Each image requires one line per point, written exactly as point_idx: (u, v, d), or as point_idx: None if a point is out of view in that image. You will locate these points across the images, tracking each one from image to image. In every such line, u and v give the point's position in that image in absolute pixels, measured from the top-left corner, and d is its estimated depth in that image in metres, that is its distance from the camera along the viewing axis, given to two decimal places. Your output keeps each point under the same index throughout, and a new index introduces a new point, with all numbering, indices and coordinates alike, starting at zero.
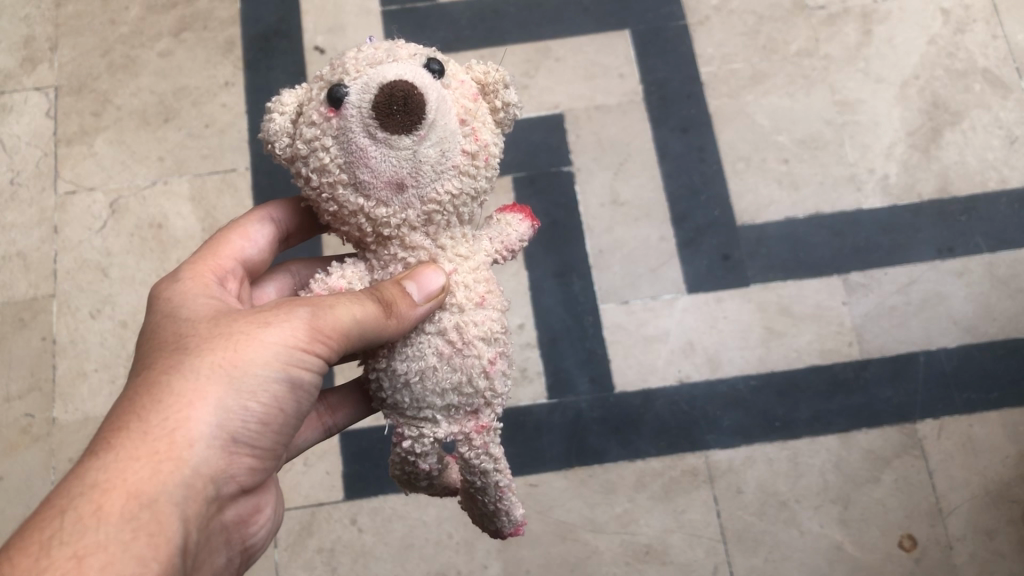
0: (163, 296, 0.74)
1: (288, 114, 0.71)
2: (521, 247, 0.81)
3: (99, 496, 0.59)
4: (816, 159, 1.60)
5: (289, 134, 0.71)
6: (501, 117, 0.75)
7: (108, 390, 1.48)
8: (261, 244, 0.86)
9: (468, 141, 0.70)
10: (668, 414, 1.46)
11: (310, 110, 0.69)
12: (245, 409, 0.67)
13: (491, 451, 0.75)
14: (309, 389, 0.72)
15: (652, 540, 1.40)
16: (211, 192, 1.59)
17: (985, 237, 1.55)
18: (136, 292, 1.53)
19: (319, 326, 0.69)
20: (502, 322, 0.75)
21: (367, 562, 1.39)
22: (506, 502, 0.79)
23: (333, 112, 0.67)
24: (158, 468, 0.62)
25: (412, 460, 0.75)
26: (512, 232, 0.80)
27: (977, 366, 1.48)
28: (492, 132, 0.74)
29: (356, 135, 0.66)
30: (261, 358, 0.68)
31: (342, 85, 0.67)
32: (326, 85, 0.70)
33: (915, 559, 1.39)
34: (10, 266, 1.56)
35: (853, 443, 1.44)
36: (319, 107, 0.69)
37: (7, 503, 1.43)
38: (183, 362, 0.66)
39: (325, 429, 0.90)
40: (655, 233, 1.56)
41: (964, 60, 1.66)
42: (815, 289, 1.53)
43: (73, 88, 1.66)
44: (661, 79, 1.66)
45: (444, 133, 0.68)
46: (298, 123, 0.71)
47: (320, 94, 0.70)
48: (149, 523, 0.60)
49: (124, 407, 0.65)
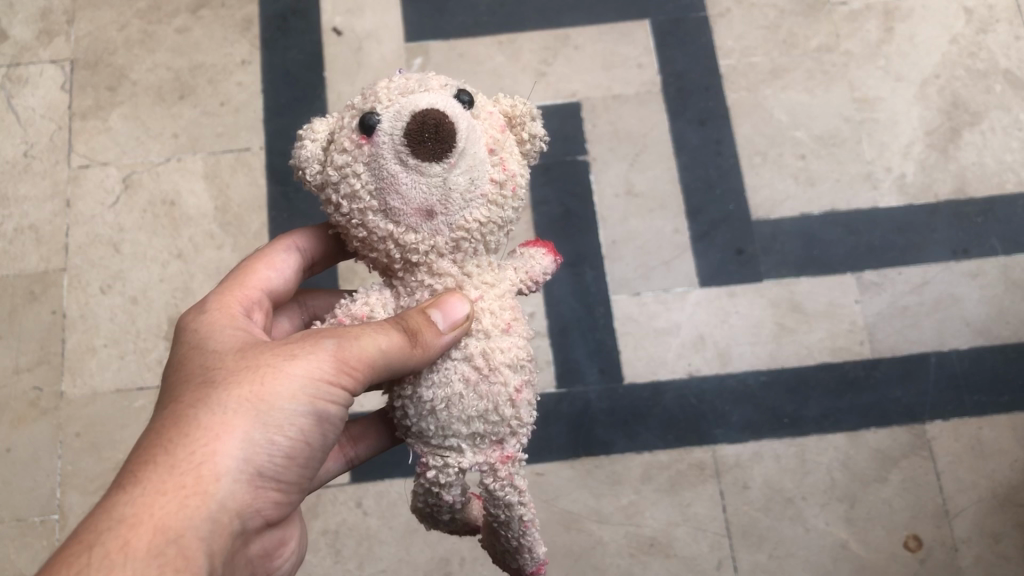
0: (189, 326, 0.74)
1: (319, 141, 0.71)
2: (545, 280, 0.80)
3: (127, 530, 0.59)
4: (834, 156, 1.60)
5: (319, 160, 0.71)
6: (527, 148, 0.75)
7: (116, 365, 1.48)
8: (288, 274, 0.85)
9: (496, 170, 0.70)
10: (676, 406, 1.46)
11: (342, 137, 0.69)
12: (271, 443, 0.67)
13: (515, 482, 0.73)
14: (336, 422, 0.72)
15: (657, 533, 1.39)
16: (225, 170, 1.58)
17: (1001, 240, 1.54)
18: (147, 268, 1.53)
19: (345, 358, 0.68)
20: (528, 350, 0.74)
21: (371, 545, 1.39)
22: (529, 538, 0.77)
23: (366, 139, 0.67)
24: (185, 503, 0.62)
25: (437, 491, 0.74)
26: (536, 263, 0.79)
27: (988, 369, 1.47)
28: (520, 163, 0.74)
29: (388, 162, 0.66)
30: (287, 392, 0.67)
31: (374, 113, 0.68)
32: (357, 112, 0.70)
33: (921, 560, 1.38)
34: (22, 239, 1.55)
35: (861, 441, 1.44)
36: (351, 134, 0.69)
37: (13, 475, 1.42)
38: (210, 395, 0.66)
39: (347, 460, 0.90)
40: (668, 226, 1.55)
41: (986, 61, 1.65)
42: (828, 286, 1.52)
43: (89, 62, 1.66)
44: (681, 71, 1.65)
45: (474, 162, 0.68)
46: (329, 150, 0.71)
47: (352, 121, 0.70)
48: (176, 558, 0.59)
49: (151, 439, 0.65)
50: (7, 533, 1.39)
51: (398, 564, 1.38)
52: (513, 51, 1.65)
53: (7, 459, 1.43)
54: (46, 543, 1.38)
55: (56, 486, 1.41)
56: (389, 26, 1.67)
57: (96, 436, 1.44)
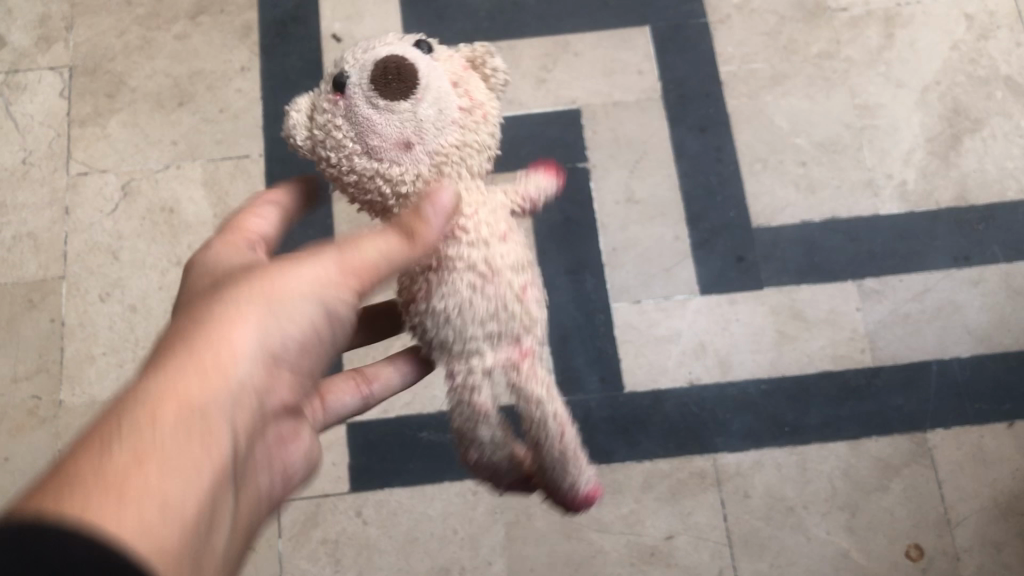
0: (199, 264, 0.73)
1: (305, 111, 0.76)
2: (541, 199, 0.86)
3: (147, 403, 0.51)
4: (835, 163, 1.59)
5: (308, 127, 0.75)
6: (491, 83, 0.80)
7: (115, 374, 1.47)
8: (272, 221, 0.84)
9: (463, 101, 0.74)
10: (677, 415, 1.45)
11: (321, 101, 0.74)
12: (286, 334, 0.62)
13: (535, 377, 0.77)
14: (345, 325, 0.68)
15: (657, 542, 1.39)
16: (224, 177, 1.58)
17: (1003, 247, 1.54)
18: (146, 276, 1.52)
19: (353, 263, 0.65)
20: (525, 251, 0.78)
21: (371, 554, 1.39)
22: (570, 453, 0.78)
23: (339, 94, 0.71)
24: (205, 380, 0.55)
25: (467, 403, 0.76)
26: (531, 183, 0.85)
27: (989, 377, 1.47)
28: (487, 98, 0.78)
29: (361, 106, 0.70)
30: (302, 285, 0.63)
31: (342, 71, 0.72)
32: (329, 76, 0.74)
33: (923, 569, 1.38)
34: (21, 246, 1.55)
35: (862, 450, 1.43)
36: (326, 94, 0.73)
37: (12, 485, 1.42)
38: (223, 289, 0.61)
39: (363, 397, 0.92)
40: (669, 233, 1.55)
41: (987, 67, 1.65)
42: (829, 294, 1.51)
43: (88, 69, 1.65)
44: (681, 77, 1.64)
45: (440, 96, 0.71)
46: (314, 116, 0.75)
47: (325, 85, 0.74)
48: (200, 434, 0.53)
49: (168, 332, 0.59)
50: None
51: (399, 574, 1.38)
52: (513, 58, 1.65)
53: (5, 468, 1.43)
54: None
55: None
56: (388, 33, 1.67)
57: None
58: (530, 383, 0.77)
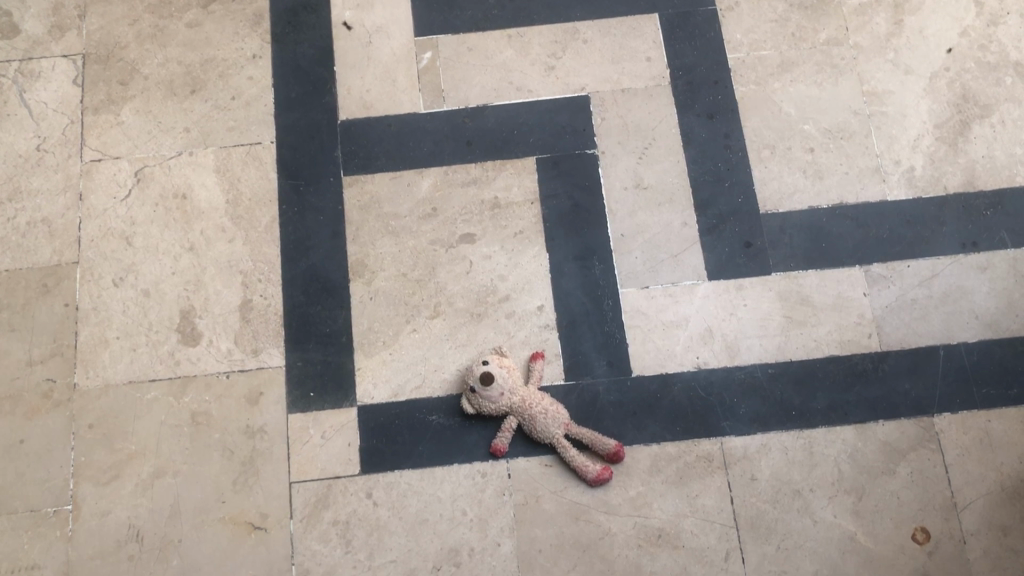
0: None
1: (481, 401, 1.39)
2: (536, 372, 1.44)
3: None
4: (843, 150, 1.59)
5: (486, 407, 1.40)
6: (504, 360, 1.42)
7: (129, 358, 1.49)
8: None
9: (496, 362, 1.41)
10: (685, 399, 1.46)
11: (484, 406, 1.40)
12: None
13: (557, 423, 1.39)
14: None
15: (665, 524, 1.40)
16: (236, 163, 1.60)
17: (1011, 233, 1.54)
18: (159, 261, 1.54)
19: None
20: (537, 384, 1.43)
21: (381, 535, 1.40)
22: (587, 438, 1.40)
23: (484, 399, 1.39)
24: None
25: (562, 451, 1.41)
26: (504, 362, 1.42)
27: (997, 362, 1.47)
28: (502, 360, 1.42)
29: (495, 403, 1.39)
30: None
31: (478, 400, 1.39)
32: (480, 402, 1.40)
33: (928, 553, 1.39)
34: (35, 232, 1.56)
35: (869, 434, 1.44)
36: (483, 401, 1.39)
37: (28, 467, 1.44)
38: None
39: None
40: (677, 219, 1.56)
41: (996, 53, 1.65)
42: (837, 279, 1.52)
43: (101, 56, 1.67)
44: (689, 64, 1.65)
45: (496, 361, 1.41)
46: (483, 405, 1.40)
47: (480, 403, 1.40)
48: None
49: None
50: (20, 523, 1.41)
51: (408, 555, 1.39)
52: (522, 46, 1.66)
53: (20, 450, 1.45)
54: (60, 534, 1.41)
55: (68, 477, 1.43)
56: (398, 21, 1.68)
57: (109, 427, 1.46)
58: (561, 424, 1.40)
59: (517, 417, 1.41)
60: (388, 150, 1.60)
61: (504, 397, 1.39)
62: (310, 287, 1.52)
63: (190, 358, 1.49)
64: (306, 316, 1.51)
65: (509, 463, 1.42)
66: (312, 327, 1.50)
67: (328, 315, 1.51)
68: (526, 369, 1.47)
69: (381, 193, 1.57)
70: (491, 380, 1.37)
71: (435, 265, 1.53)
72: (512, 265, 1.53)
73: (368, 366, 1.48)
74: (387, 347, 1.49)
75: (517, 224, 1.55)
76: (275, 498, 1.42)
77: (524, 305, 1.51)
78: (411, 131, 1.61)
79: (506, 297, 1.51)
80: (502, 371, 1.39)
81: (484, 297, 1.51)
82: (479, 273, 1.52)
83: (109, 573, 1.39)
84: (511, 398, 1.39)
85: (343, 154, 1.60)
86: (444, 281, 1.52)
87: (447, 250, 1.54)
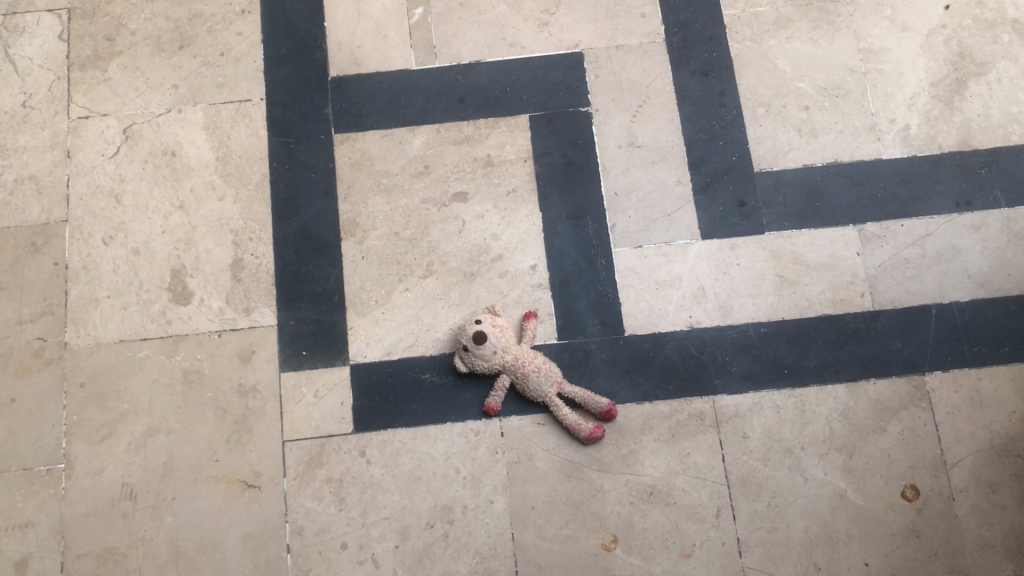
0: None
1: (474, 360, 1.39)
2: (529, 330, 1.44)
3: None
4: (838, 108, 1.58)
5: (479, 366, 1.39)
6: (497, 318, 1.42)
7: (120, 317, 1.48)
8: None
9: (489, 320, 1.41)
10: (677, 358, 1.46)
11: (477, 365, 1.39)
12: None
13: (550, 381, 1.40)
14: None
15: (656, 482, 1.41)
16: (226, 121, 1.58)
17: (1004, 191, 1.54)
18: (149, 220, 1.53)
19: None
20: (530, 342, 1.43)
21: (374, 493, 1.41)
22: (581, 397, 1.40)
23: (477, 357, 1.38)
24: None
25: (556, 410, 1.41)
26: (497, 320, 1.42)
27: (988, 320, 1.48)
28: (495, 318, 1.42)
29: (489, 362, 1.39)
30: None
31: (471, 358, 1.39)
32: (473, 360, 1.39)
33: (917, 509, 1.40)
34: (23, 190, 1.54)
35: (861, 392, 1.45)
36: (476, 360, 1.39)
37: (20, 426, 1.44)
38: None
39: None
40: (670, 177, 1.55)
41: (994, 10, 1.63)
42: (830, 238, 1.52)
43: (86, 11, 1.64)
44: (684, 20, 1.63)
45: (489, 320, 1.41)
46: (475, 364, 1.39)
47: (473, 361, 1.39)
48: None
49: None
50: (13, 482, 1.41)
51: (401, 512, 1.40)
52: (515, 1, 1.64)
53: (12, 409, 1.44)
54: (53, 492, 1.41)
55: (61, 436, 1.43)
56: None
57: (101, 386, 1.45)
58: (554, 383, 1.40)
59: (509, 375, 1.41)
60: (379, 107, 1.58)
61: (497, 356, 1.39)
62: (302, 246, 1.51)
63: (181, 317, 1.48)
64: (298, 274, 1.50)
65: (502, 421, 1.43)
66: (304, 287, 1.49)
67: (320, 274, 1.50)
68: (519, 328, 1.47)
69: (373, 151, 1.56)
70: (484, 338, 1.36)
71: (428, 225, 1.52)
72: (505, 224, 1.52)
73: (361, 325, 1.47)
74: (379, 307, 1.48)
75: (510, 182, 1.54)
76: (268, 456, 1.42)
77: (517, 264, 1.50)
78: (403, 88, 1.59)
79: (499, 256, 1.51)
80: (494, 330, 1.39)
81: (477, 256, 1.50)
82: (472, 232, 1.52)
83: (102, 530, 1.39)
84: (504, 356, 1.39)
85: (334, 111, 1.58)
86: (437, 240, 1.51)
87: (439, 209, 1.53)
